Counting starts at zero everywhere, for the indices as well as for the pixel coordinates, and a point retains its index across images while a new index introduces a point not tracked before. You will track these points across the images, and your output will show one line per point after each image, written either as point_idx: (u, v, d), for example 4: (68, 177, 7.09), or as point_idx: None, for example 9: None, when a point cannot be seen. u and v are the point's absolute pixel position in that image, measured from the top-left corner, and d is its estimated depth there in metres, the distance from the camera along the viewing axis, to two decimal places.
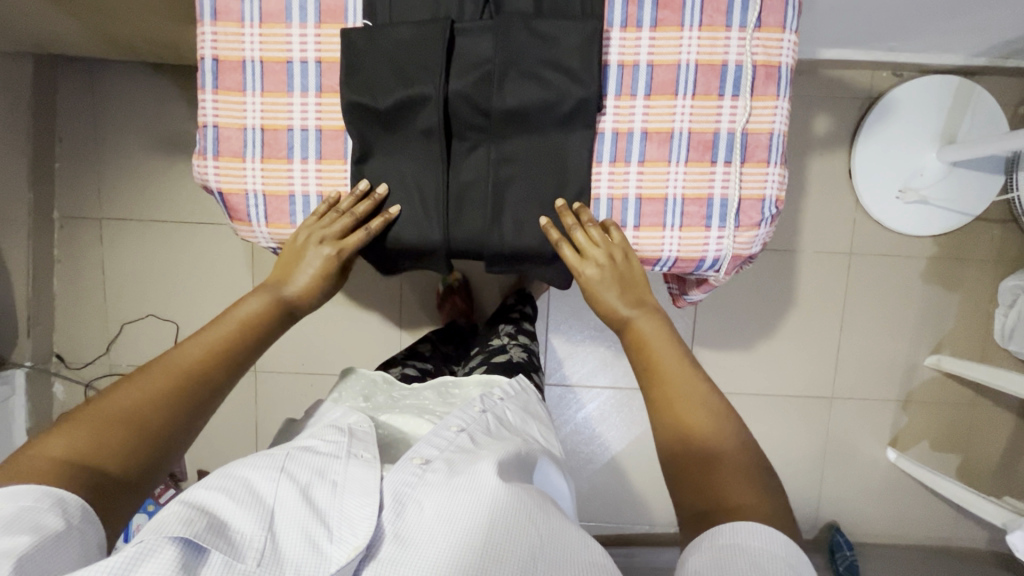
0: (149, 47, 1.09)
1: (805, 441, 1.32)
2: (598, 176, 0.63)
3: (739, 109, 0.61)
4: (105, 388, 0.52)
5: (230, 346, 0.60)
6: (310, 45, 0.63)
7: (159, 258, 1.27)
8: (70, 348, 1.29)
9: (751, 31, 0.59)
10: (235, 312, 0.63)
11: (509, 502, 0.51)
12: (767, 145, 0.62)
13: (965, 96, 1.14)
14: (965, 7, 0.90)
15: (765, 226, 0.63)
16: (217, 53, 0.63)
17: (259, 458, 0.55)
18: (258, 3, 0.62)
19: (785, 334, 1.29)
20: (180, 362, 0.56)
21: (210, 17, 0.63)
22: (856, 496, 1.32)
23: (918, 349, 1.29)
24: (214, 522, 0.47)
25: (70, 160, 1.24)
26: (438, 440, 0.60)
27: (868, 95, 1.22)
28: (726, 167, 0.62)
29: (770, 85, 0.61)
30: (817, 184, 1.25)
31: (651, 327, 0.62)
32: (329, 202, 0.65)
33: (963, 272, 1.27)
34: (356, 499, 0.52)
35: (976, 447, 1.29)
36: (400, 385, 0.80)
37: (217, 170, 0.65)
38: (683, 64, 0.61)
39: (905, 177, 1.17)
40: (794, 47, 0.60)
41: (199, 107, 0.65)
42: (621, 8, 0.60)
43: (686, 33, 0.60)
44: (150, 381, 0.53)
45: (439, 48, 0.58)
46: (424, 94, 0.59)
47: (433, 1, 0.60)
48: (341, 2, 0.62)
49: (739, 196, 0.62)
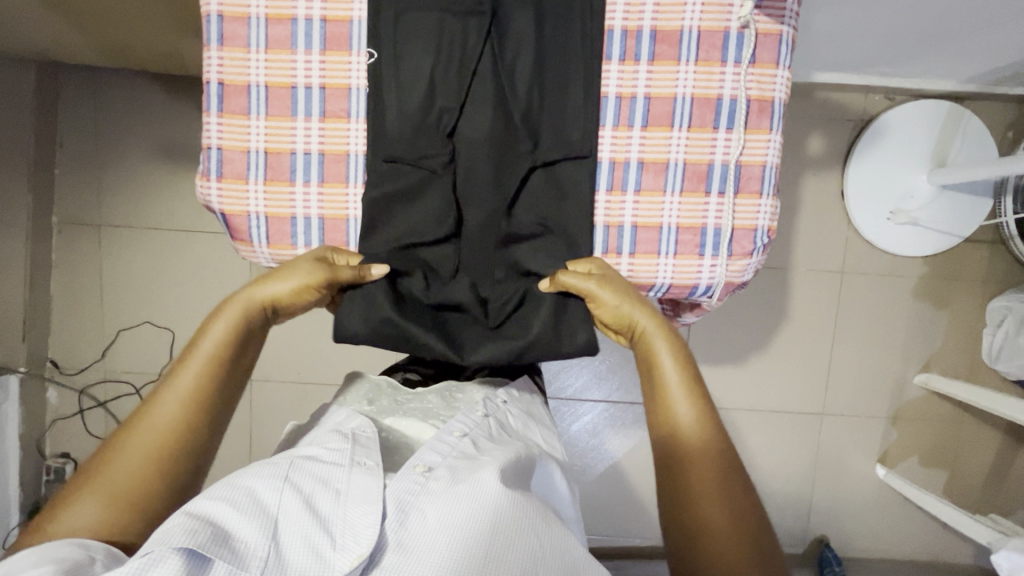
0: (151, 57, 1.10)
1: (796, 456, 1.33)
2: (596, 205, 0.63)
3: (733, 142, 0.61)
4: (109, 443, 0.55)
5: (204, 399, 0.58)
6: (314, 71, 0.61)
7: (156, 265, 1.27)
8: (65, 354, 1.29)
9: (745, 67, 0.60)
10: (203, 343, 0.59)
11: (510, 503, 0.52)
12: (760, 176, 0.62)
13: (955, 120, 1.17)
14: (957, 34, 0.92)
15: (756, 255, 0.64)
16: (223, 78, 0.61)
17: (262, 467, 0.56)
18: (265, 29, 0.60)
19: (777, 350, 1.31)
20: (161, 420, 0.56)
21: (216, 43, 0.60)
22: (846, 512, 1.34)
23: (907, 366, 1.31)
24: (220, 532, 0.48)
25: (70, 166, 1.24)
26: (441, 447, 0.61)
27: (861, 117, 1.24)
28: (720, 198, 0.62)
29: (763, 119, 0.61)
30: (809, 204, 1.27)
31: (664, 347, 0.59)
32: (328, 251, 0.61)
33: (953, 291, 1.29)
34: (360, 507, 0.52)
35: (963, 464, 1.31)
36: (404, 390, 0.81)
37: (221, 192, 0.63)
38: (679, 97, 0.61)
39: (896, 199, 1.20)
40: (787, 82, 0.61)
41: (203, 129, 0.62)
42: (619, 42, 0.60)
43: (682, 67, 0.60)
44: (139, 445, 0.55)
45: (445, 149, 0.60)
46: (435, 151, 0.60)
47: (431, 67, 0.58)
48: (346, 30, 0.60)
49: (732, 226, 0.63)
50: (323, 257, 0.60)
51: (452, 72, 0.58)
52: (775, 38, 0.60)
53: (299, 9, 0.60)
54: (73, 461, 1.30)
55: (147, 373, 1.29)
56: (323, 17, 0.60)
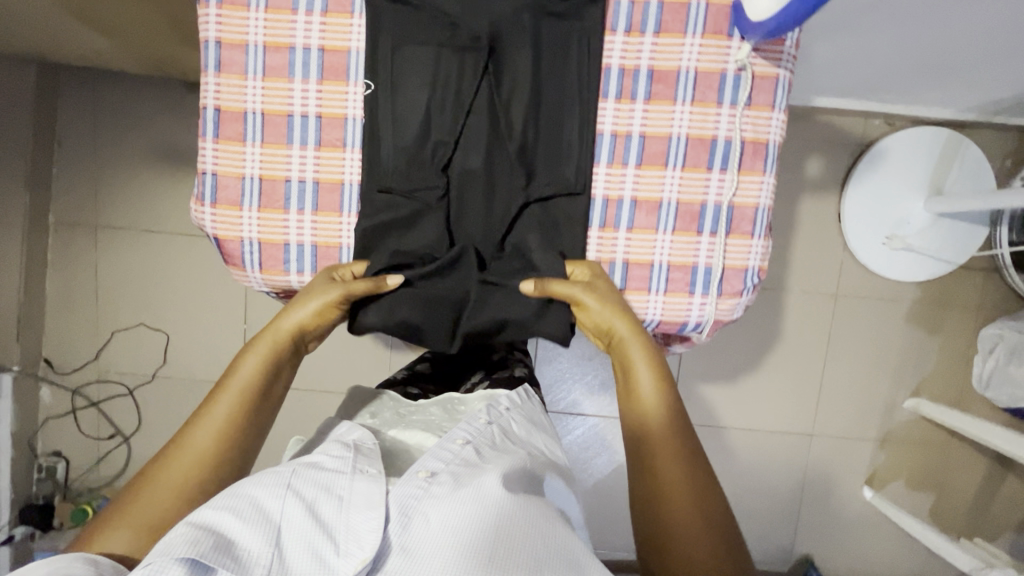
0: (152, 60, 1.10)
1: (784, 475, 1.34)
2: (588, 241, 0.63)
3: (726, 183, 0.61)
4: (146, 472, 0.56)
5: (240, 426, 0.60)
6: (311, 100, 0.61)
7: (152, 267, 1.27)
8: (59, 353, 1.29)
9: (740, 109, 0.60)
10: (239, 372, 0.62)
11: (512, 514, 0.52)
12: (752, 218, 0.63)
13: (953, 148, 1.17)
14: (959, 66, 0.92)
15: (746, 295, 0.64)
16: (219, 104, 0.61)
17: (264, 474, 0.54)
18: (262, 57, 0.60)
19: (768, 370, 1.31)
20: (200, 447, 0.58)
21: (214, 69, 0.60)
22: (832, 532, 1.35)
23: (898, 390, 1.32)
24: (223, 541, 0.47)
25: (68, 166, 1.24)
26: (444, 454, 0.60)
27: (860, 141, 1.24)
28: (711, 238, 0.63)
29: (757, 161, 0.61)
30: (806, 226, 1.27)
31: (641, 356, 0.61)
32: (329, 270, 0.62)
33: (946, 317, 1.29)
34: (362, 512, 0.52)
35: (950, 489, 1.31)
36: (406, 402, 0.83)
37: (215, 217, 0.63)
38: (675, 137, 0.61)
39: (892, 225, 1.20)
40: (782, 126, 0.61)
41: (199, 154, 0.62)
42: (616, 81, 0.60)
43: (678, 107, 0.60)
44: (179, 471, 0.56)
45: (438, 182, 0.60)
46: (429, 184, 0.60)
47: (427, 99, 0.58)
48: (344, 60, 0.60)
49: (722, 266, 0.63)
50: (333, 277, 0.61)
51: (448, 105, 0.59)
52: (772, 80, 0.60)
53: (297, 37, 0.60)
54: (64, 460, 1.30)
55: (141, 374, 1.29)
56: (322, 47, 0.60)
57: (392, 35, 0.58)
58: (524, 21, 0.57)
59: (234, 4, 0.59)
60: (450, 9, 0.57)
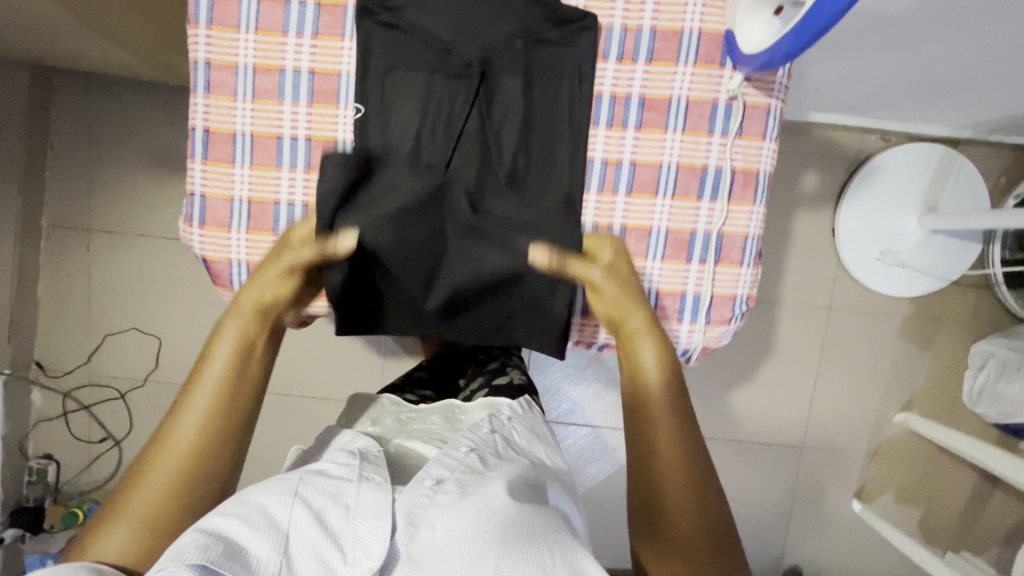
0: (147, 65, 1.09)
1: (774, 486, 1.35)
2: None
3: (716, 212, 0.62)
4: (137, 463, 0.56)
5: (228, 408, 0.59)
6: (301, 123, 0.60)
7: (145, 272, 1.26)
8: (52, 356, 1.29)
9: (732, 138, 0.60)
10: (217, 352, 0.60)
11: (514, 520, 0.52)
12: (741, 247, 0.63)
13: (948, 165, 1.17)
14: (955, 86, 0.92)
15: (735, 322, 0.64)
16: (208, 125, 0.61)
17: (272, 482, 0.55)
18: (252, 78, 0.60)
19: (761, 382, 1.32)
20: (190, 436, 0.57)
21: (203, 90, 0.60)
22: (820, 543, 1.36)
23: (889, 404, 1.32)
24: (231, 547, 0.48)
25: (61, 169, 1.23)
26: (448, 460, 0.61)
27: (856, 156, 1.24)
28: (700, 266, 0.63)
29: (747, 191, 0.62)
30: (801, 240, 1.27)
31: (649, 350, 0.60)
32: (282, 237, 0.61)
33: (938, 332, 1.30)
34: (369, 521, 0.52)
35: (938, 503, 1.32)
36: (407, 409, 0.83)
37: (203, 237, 0.63)
38: (665, 165, 0.61)
39: (886, 240, 1.21)
40: (773, 155, 0.61)
41: (188, 175, 0.62)
42: (607, 108, 0.60)
43: (669, 136, 0.60)
44: (170, 463, 0.56)
45: (429, 203, 0.59)
46: (418, 203, 0.59)
47: (419, 117, 0.58)
48: (334, 83, 0.60)
49: (711, 293, 0.63)
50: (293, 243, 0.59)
51: (443, 121, 0.59)
52: (764, 110, 0.60)
53: (287, 59, 0.59)
54: (56, 463, 1.30)
55: (134, 378, 1.29)
56: (312, 69, 0.59)
57: (383, 61, 0.58)
58: (517, 49, 0.57)
59: (223, 26, 0.59)
60: (443, 35, 0.57)
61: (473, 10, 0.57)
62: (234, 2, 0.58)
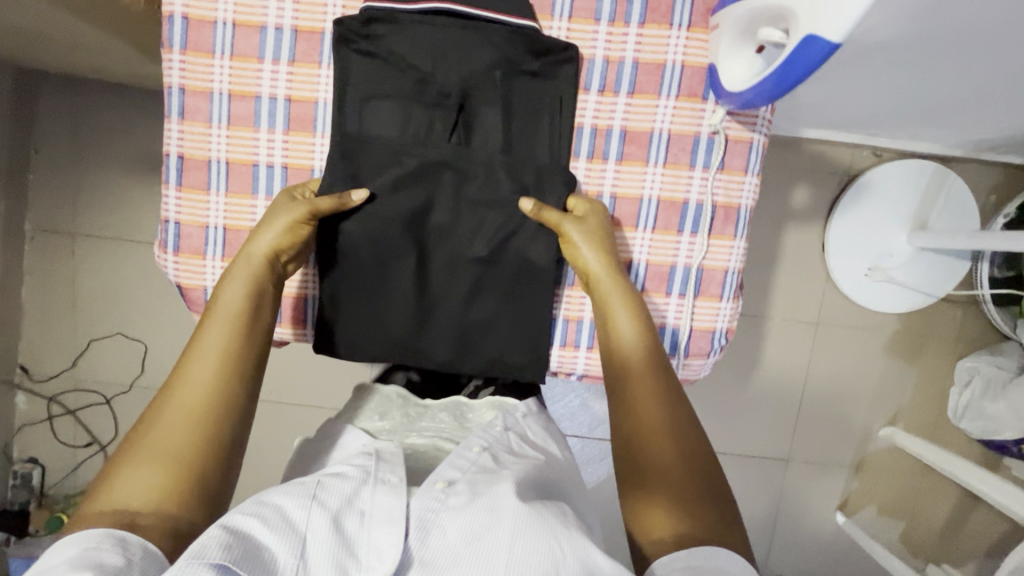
0: (131, 71, 1.07)
1: (760, 497, 1.35)
2: (559, 298, 0.68)
3: (696, 246, 0.65)
4: (143, 421, 0.55)
5: (235, 360, 0.58)
6: (276, 150, 0.64)
7: (130, 277, 1.25)
8: (36, 360, 1.28)
9: (713, 172, 0.65)
10: (221, 304, 0.59)
11: (530, 523, 0.50)
12: (721, 281, 0.66)
13: (938, 182, 1.18)
14: (947, 108, 0.92)
15: (713, 356, 0.68)
16: (183, 151, 0.64)
17: (290, 484, 0.54)
18: (227, 106, 0.64)
19: (748, 394, 1.32)
20: (197, 389, 0.56)
21: (178, 116, 0.64)
22: (803, 554, 1.37)
23: (875, 418, 1.33)
24: (251, 548, 0.47)
25: (45, 173, 1.22)
26: (460, 462, 0.61)
27: (847, 171, 1.24)
28: (680, 299, 0.66)
29: (727, 226, 0.66)
30: (791, 254, 1.27)
31: (622, 311, 0.61)
32: (289, 190, 0.63)
33: (925, 348, 1.30)
34: (383, 527, 0.51)
35: (921, 515, 1.33)
36: (414, 403, 0.79)
37: (178, 264, 0.65)
38: (645, 199, 0.65)
39: (875, 256, 1.20)
40: (754, 189, 0.66)
41: (162, 202, 0.65)
42: (589, 141, 0.65)
43: (650, 169, 0.65)
44: (177, 419, 0.55)
45: (408, 211, 0.62)
46: (394, 211, 0.62)
47: (400, 132, 0.62)
48: (310, 112, 0.64)
49: (690, 326, 0.67)
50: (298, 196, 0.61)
51: (425, 131, 0.62)
52: (746, 146, 0.64)
53: (262, 88, 0.63)
54: (40, 466, 1.30)
55: (118, 384, 1.28)
56: (288, 97, 0.64)
57: (362, 90, 0.62)
58: (495, 79, 0.61)
59: (197, 51, 0.63)
60: (422, 65, 0.61)
61: (452, 41, 0.61)
62: (208, 32, 0.63)
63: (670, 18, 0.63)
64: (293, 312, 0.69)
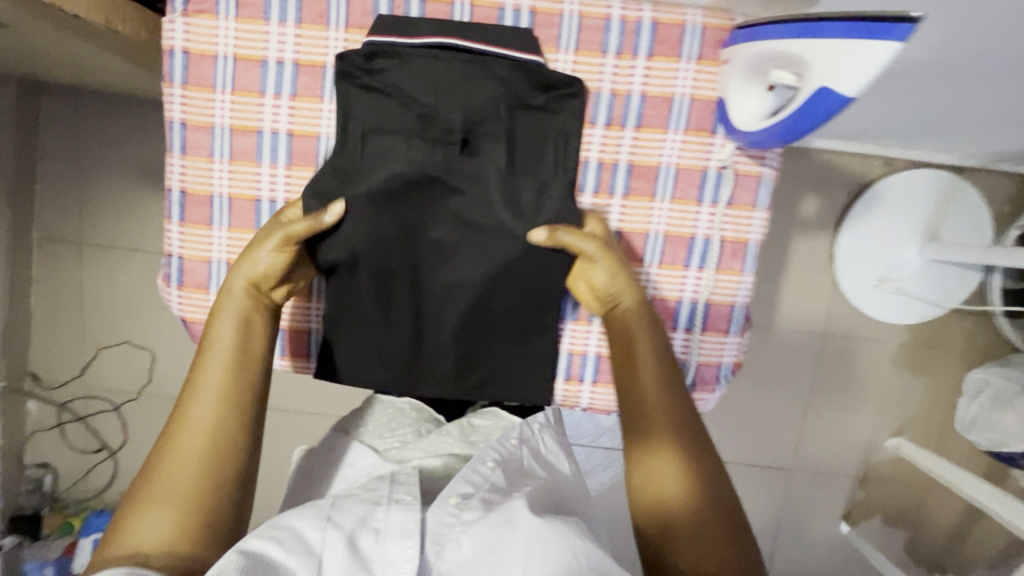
0: (135, 82, 1.07)
1: (764, 506, 1.35)
2: (562, 332, 0.71)
3: (703, 281, 0.68)
4: (148, 463, 0.56)
5: (236, 390, 0.59)
6: (279, 184, 0.66)
7: (136, 287, 1.26)
8: (45, 368, 1.29)
9: (721, 207, 0.67)
10: (216, 339, 0.60)
11: (546, 528, 0.50)
12: (728, 316, 0.69)
13: (951, 193, 1.16)
14: (965, 121, 0.89)
15: (719, 389, 0.71)
16: (185, 187, 0.66)
17: (304, 508, 0.55)
18: (229, 142, 0.65)
19: (754, 403, 1.31)
20: (201, 423, 0.57)
21: (179, 152, 0.66)
22: (807, 562, 1.37)
23: (881, 428, 1.32)
24: (270, 569, 0.47)
25: (50, 182, 1.22)
26: (474, 477, 0.61)
27: (857, 180, 1.22)
28: (687, 333, 0.69)
29: (735, 260, 0.68)
30: (799, 264, 1.25)
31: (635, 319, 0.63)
32: (273, 218, 0.64)
33: (934, 358, 1.29)
34: (398, 542, 0.51)
35: (925, 526, 1.33)
36: (424, 421, 0.81)
37: (182, 298, 0.68)
38: (652, 233, 0.67)
39: (886, 266, 1.19)
40: (762, 224, 0.68)
41: (166, 237, 0.68)
42: (594, 175, 0.66)
43: (656, 204, 0.67)
44: (183, 456, 0.55)
45: (404, 234, 0.64)
46: (387, 230, 0.63)
47: (406, 164, 0.61)
48: (311, 146, 0.65)
49: (697, 361, 0.69)
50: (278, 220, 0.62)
51: (427, 160, 0.62)
52: (755, 180, 0.66)
53: (264, 122, 0.65)
54: (52, 472, 1.32)
55: (125, 391, 1.30)
56: (291, 132, 0.65)
57: (365, 124, 0.63)
58: (499, 115, 0.63)
59: (199, 86, 0.64)
60: (425, 99, 0.62)
61: (458, 78, 0.62)
62: (209, 66, 0.64)
63: (679, 51, 0.64)
64: (294, 345, 0.72)
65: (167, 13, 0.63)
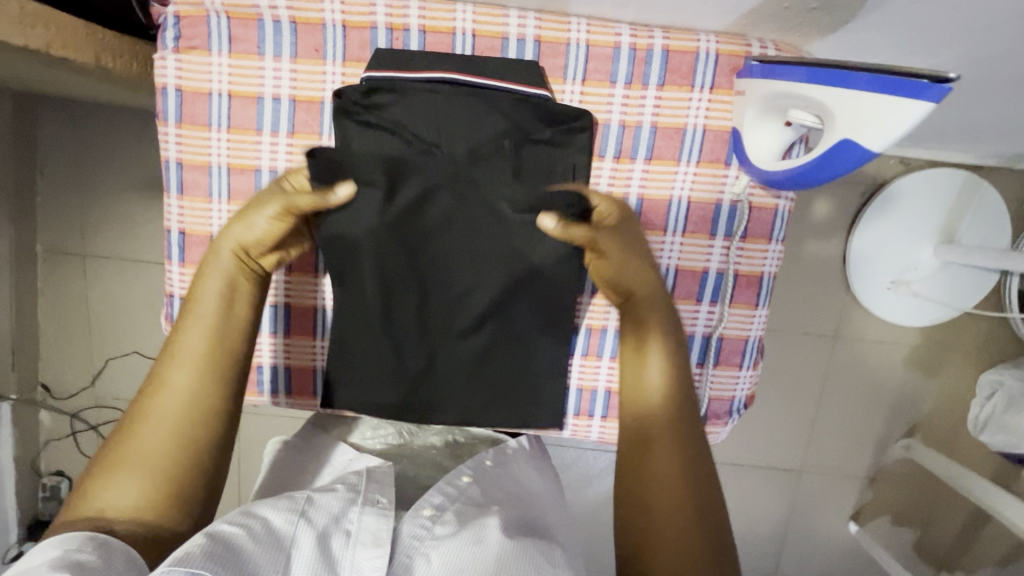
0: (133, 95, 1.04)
1: (773, 508, 1.35)
2: (571, 367, 0.72)
3: (716, 314, 0.70)
4: (124, 423, 0.57)
5: (213, 366, 0.60)
6: None
7: (143, 298, 1.26)
8: (57, 379, 1.30)
9: (736, 241, 0.68)
10: (203, 307, 0.61)
11: (516, 553, 0.51)
12: (741, 350, 0.71)
13: (968, 195, 1.13)
14: (984, 126, 0.86)
15: (731, 421, 0.73)
16: (184, 227, 0.68)
17: (278, 500, 0.55)
18: (228, 181, 0.67)
19: (763, 406, 1.30)
20: (176, 394, 0.58)
21: (177, 192, 0.68)
22: (816, 561, 1.38)
23: (892, 430, 1.31)
24: (236, 559, 0.46)
25: (52, 195, 1.21)
26: (448, 490, 0.62)
27: (872, 181, 1.18)
28: (699, 367, 0.71)
29: (749, 294, 0.70)
30: (810, 267, 1.23)
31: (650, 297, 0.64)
32: (278, 179, 0.63)
33: (946, 360, 1.27)
34: (368, 549, 0.51)
35: (935, 525, 1.33)
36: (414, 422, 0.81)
37: None
38: (665, 268, 0.69)
39: (899, 269, 1.16)
40: (777, 257, 0.69)
41: (167, 278, 0.70)
42: None
43: (668, 238, 0.68)
44: (158, 424, 0.57)
45: (412, 241, 0.65)
46: (392, 239, 0.65)
47: (418, 176, 0.63)
48: None
49: (709, 395, 0.71)
50: (279, 188, 0.62)
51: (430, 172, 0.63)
52: (771, 214, 0.67)
53: (263, 160, 0.67)
54: (67, 479, 1.33)
55: None
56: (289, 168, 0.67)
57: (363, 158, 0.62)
58: (504, 149, 0.63)
59: (193, 124, 0.66)
60: (426, 134, 0.63)
61: (464, 111, 0.63)
62: (203, 104, 0.65)
63: (693, 79, 0.64)
64: (304, 384, 0.73)
65: (158, 51, 0.64)
